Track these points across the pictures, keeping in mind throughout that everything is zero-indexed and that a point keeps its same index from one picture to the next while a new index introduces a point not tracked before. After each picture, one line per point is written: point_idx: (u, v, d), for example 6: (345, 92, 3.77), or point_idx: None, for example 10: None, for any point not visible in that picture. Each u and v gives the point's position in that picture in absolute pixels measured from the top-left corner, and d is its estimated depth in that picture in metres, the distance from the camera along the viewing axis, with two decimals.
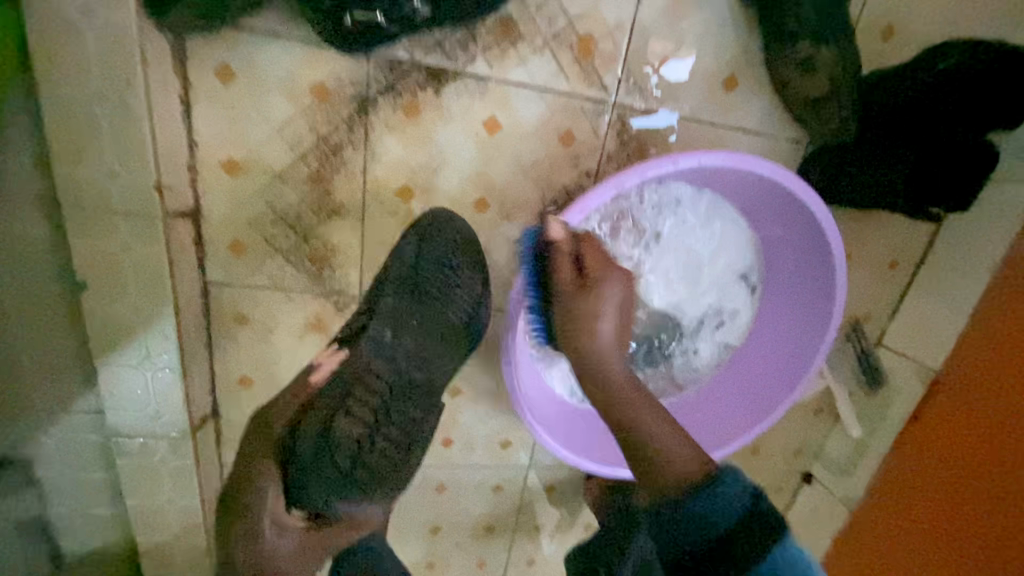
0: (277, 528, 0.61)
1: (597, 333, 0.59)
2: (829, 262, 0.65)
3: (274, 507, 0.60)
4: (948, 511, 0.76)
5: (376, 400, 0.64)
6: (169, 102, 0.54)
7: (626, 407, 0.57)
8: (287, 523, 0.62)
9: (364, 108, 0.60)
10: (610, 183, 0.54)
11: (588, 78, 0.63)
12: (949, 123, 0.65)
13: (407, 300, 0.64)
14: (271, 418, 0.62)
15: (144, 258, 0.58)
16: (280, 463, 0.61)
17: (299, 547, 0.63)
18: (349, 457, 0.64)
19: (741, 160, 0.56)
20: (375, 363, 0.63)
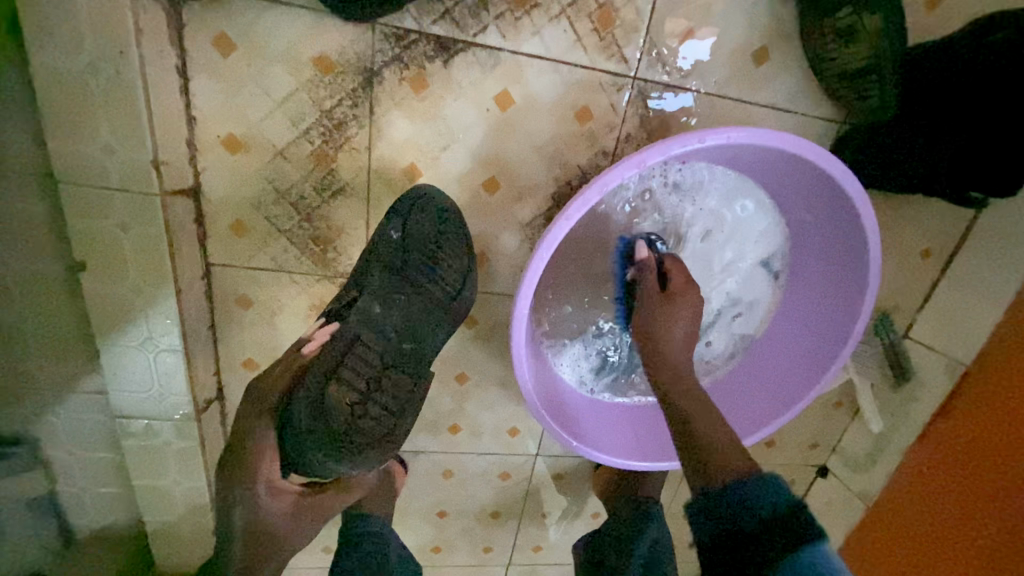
0: (273, 498, 0.58)
1: (670, 331, 0.58)
2: (861, 250, 0.61)
3: (268, 475, 0.57)
4: (957, 515, 0.74)
5: (365, 371, 0.57)
6: (165, 74, 0.52)
7: (679, 380, 0.56)
8: (283, 491, 0.59)
9: (369, 81, 0.56)
10: (630, 162, 0.50)
11: (607, 50, 0.59)
12: (1004, 100, 0.57)
13: (399, 266, 0.59)
14: (264, 387, 0.56)
15: (144, 238, 0.56)
16: (277, 428, 0.56)
17: (292, 515, 0.60)
18: (342, 424, 0.56)
19: (772, 138, 0.52)
20: (367, 333, 0.57)
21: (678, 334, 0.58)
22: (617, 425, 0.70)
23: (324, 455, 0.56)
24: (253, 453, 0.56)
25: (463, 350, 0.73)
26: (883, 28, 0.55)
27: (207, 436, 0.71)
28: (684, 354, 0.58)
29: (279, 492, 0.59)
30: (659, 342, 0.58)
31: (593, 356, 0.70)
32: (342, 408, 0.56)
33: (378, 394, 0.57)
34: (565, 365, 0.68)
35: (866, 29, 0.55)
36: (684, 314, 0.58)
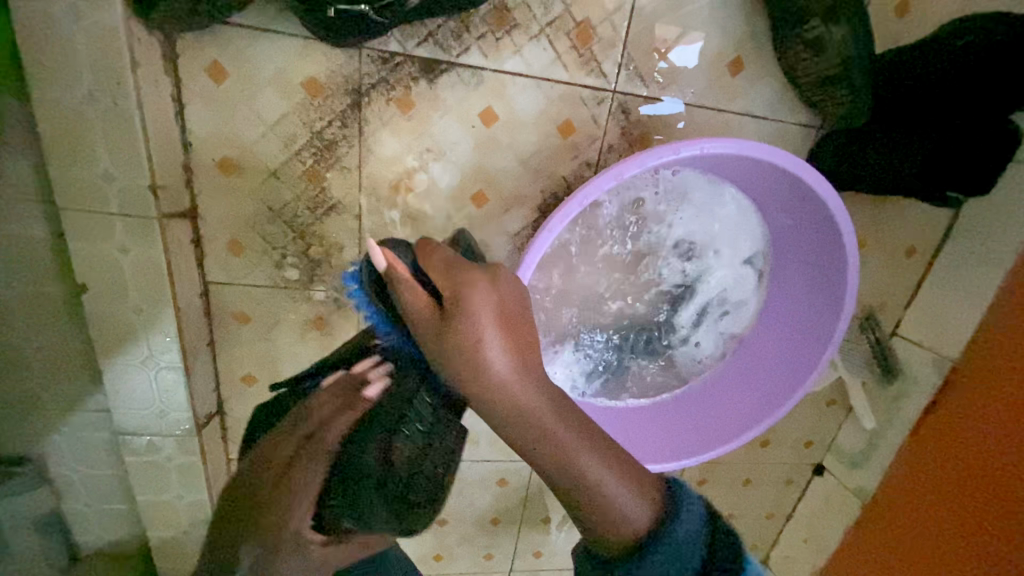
0: (294, 560, 0.48)
1: (482, 357, 0.42)
2: (839, 250, 0.62)
3: (297, 522, 0.48)
4: (951, 522, 0.71)
5: (421, 425, 0.53)
6: (161, 102, 0.54)
7: (545, 442, 0.41)
8: (307, 548, 0.48)
9: (356, 102, 0.58)
10: (607, 175, 0.52)
11: (587, 66, 0.61)
12: (962, 105, 0.60)
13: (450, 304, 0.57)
14: (315, 426, 0.52)
15: (143, 260, 0.58)
16: (326, 478, 0.51)
17: (322, 566, 0.50)
18: (397, 483, 0.52)
19: (744, 147, 0.54)
20: (428, 385, 0.53)
21: (492, 360, 0.42)
22: (615, 431, 0.71)
23: (377, 511, 0.51)
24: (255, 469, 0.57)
25: None
26: (848, 39, 0.55)
27: (209, 450, 0.72)
28: (514, 394, 0.42)
29: (304, 551, 0.48)
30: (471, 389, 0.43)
31: (585, 362, 0.71)
32: (399, 467, 0.52)
33: (438, 445, 0.54)
34: (559, 373, 0.69)
35: (831, 41, 0.56)
36: (501, 336, 0.43)
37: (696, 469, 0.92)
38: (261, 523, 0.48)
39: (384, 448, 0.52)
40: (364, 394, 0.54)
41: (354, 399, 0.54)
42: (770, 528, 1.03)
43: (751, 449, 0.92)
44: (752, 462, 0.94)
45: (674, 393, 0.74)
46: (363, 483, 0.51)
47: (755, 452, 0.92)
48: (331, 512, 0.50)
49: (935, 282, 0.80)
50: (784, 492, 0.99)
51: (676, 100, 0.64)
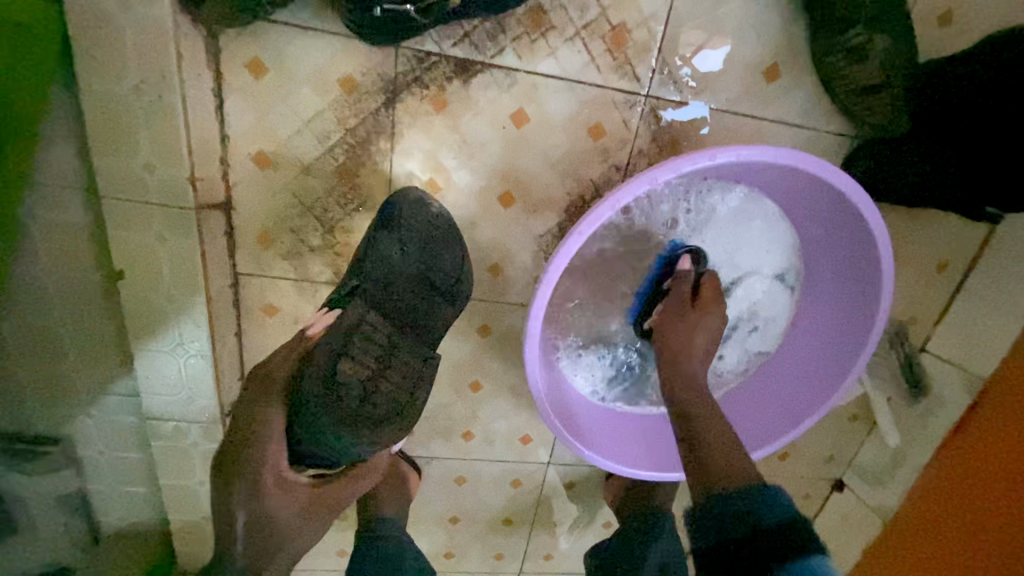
0: (282, 493, 0.55)
1: (690, 363, 0.58)
2: (874, 265, 0.61)
3: (276, 461, 0.54)
4: (991, 549, 0.70)
5: (379, 343, 0.59)
6: (203, 97, 0.55)
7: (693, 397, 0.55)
8: (294, 484, 0.56)
9: (390, 100, 0.59)
10: (642, 179, 0.52)
11: (620, 69, 0.61)
12: (1000, 126, 0.59)
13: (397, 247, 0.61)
14: (269, 371, 0.55)
15: (179, 249, 0.59)
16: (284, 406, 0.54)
17: (305, 507, 0.57)
18: (355, 399, 0.56)
19: (781, 156, 0.53)
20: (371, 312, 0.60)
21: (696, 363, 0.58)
22: (630, 437, 0.71)
23: (331, 429, 0.55)
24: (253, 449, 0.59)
25: (477, 359, 0.75)
26: (889, 47, 0.57)
27: None
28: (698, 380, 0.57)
29: (287, 484, 0.55)
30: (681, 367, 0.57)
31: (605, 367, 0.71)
32: (348, 391, 0.56)
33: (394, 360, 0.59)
34: (577, 376, 0.69)
35: (873, 49, 0.57)
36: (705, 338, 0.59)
37: None
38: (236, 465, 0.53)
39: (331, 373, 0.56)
40: (309, 334, 0.57)
41: (300, 341, 0.56)
42: None
43: (769, 461, 0.90)
44: (769, 475, 0.92)
45: None
46: (311, 407, 0.54)
47: (773, 464, 0.91)
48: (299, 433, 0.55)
49: (968, 299, 0.78)
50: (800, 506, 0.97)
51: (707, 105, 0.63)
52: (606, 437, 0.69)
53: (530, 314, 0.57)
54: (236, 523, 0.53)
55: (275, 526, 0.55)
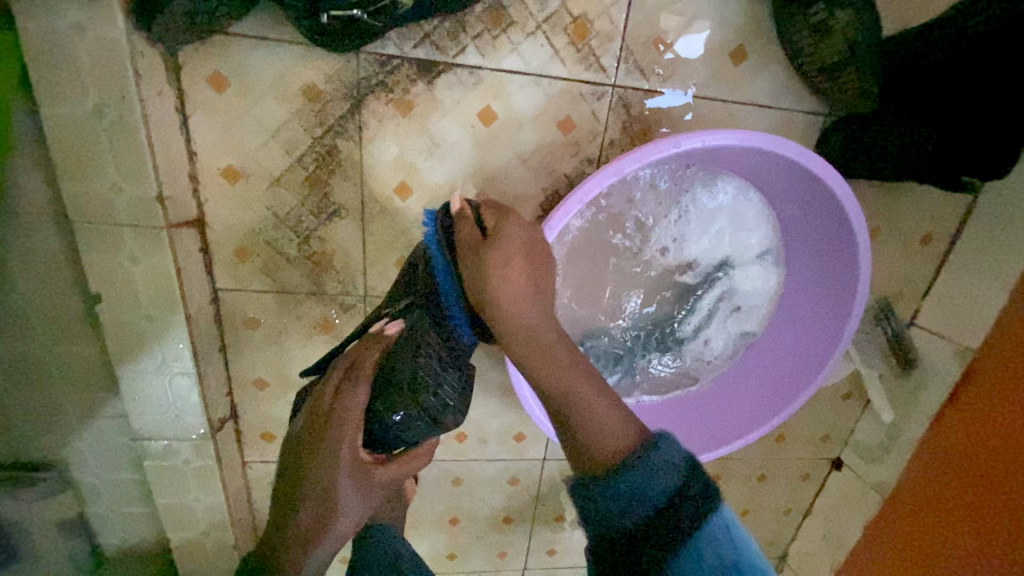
0: (356, 480, 0.55)
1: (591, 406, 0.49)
2: (852, 241, 0.61)
3: (348, 449, 0.55)
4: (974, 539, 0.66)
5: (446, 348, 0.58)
6: (165, 115, 0.55)
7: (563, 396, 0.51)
8: (366, 473, 0.56)
9: (356, 106, 0.59)
10: (608, 170, 0.52)
11: (585, 61, 0.60)
12: (964, 83, 0.56)
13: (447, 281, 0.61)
14: (357, 357, 0.56)
15: (154, 268, 0.59)
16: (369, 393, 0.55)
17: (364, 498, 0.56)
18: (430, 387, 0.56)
19: (748, 138, 0.52)
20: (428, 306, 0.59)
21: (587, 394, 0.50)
22: None
23: (411, 408, 0.55)
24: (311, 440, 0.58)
25: None
26: (854, 23, 0.54)
27: (223, 453, 0.73)
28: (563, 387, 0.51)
29: (360, 471, 0.56)
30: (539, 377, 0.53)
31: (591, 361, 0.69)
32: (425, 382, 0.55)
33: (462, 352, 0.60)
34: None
35: (837, 25, 0.55)
36: (612, 400, 0.50)
37: (708, 465, 0.91)
38: (326, 431, 0.55)
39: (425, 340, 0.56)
40: (384, 333, 0.57)
41: (379, 338, 0.56)
42: (787, 524, 1.01)
43: (765, 444, 0.90)
44: (766, 458, 0.92)
45: (683, 392, 0.73)
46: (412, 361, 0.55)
47: (770, 448, 0.91)
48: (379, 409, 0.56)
49: (953, 270, 0.78)
50: (800, 486, 0.97)
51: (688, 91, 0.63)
52: None
53: None
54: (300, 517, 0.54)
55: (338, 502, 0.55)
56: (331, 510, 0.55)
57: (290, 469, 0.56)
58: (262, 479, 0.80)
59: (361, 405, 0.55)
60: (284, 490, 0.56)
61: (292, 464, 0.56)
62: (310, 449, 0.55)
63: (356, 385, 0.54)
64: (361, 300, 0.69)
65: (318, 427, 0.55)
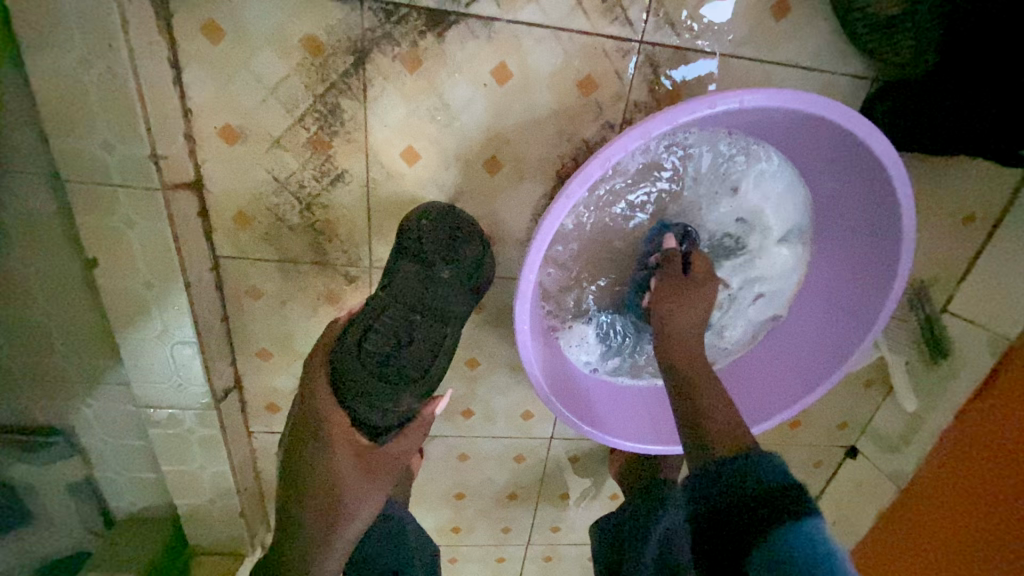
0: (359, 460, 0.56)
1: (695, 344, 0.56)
2: (892, 218, 0.56)
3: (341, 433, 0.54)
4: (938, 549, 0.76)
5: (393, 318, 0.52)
6: (156, 65, 0.51)
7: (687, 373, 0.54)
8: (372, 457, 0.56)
9: (360, 61, 0.54)
10: (636, 132, 0.47)
11: (610, 13, 0.55)
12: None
13: (414, 248, 0.55)
14: (317, 347, 0.56)
15: (151, 232, 0.56)
16: (329, 379, 0.54)
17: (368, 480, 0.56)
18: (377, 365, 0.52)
19: (791, 99, 0.47)
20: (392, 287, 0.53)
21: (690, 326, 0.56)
22: (634, 412, 0.68)
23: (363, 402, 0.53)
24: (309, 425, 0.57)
25: (472, 336, 0.72)
26: None
27: (228, 422, 0.73)
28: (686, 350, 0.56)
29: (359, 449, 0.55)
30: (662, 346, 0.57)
31: (603, 340, 0.67)
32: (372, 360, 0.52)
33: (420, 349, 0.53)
34: (571, 349, 0.65)
35: None
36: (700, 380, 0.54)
37: None
38: (311, 429, 0.55)
39: (381, 324, 0.52)
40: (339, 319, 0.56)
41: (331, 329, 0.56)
42: None
43: (780, 429, 0.88)
44: (779, 443, 0.90)
45: None
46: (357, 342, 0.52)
47: (784, 433, 0.88)
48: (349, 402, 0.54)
49: (996, 253, 0.72)
50: (812, 473, 0.95)
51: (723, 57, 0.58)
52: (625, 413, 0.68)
53: (518, 287, 0.53)
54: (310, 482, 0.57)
55: (340, 483, 0.56)
56: (335, 488, 0.56)
57: (296, 453, 0.58)
58: (268, 449, 0.80)
59: (326, 394, 0.54)
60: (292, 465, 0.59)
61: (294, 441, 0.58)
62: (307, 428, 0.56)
63: (314, 375, 0.54)
64: (367, 271, 0.66)
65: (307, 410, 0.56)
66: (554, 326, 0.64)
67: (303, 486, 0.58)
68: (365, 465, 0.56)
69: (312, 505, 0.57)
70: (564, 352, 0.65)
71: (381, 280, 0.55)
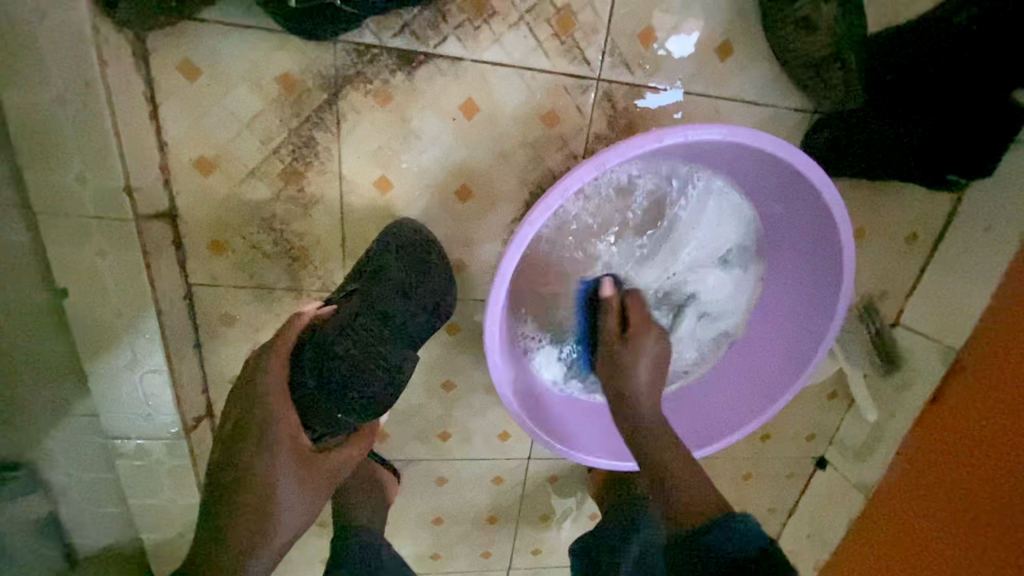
0: (305, 467, 0.57)
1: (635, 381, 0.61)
2: (832, 239, 0.61)
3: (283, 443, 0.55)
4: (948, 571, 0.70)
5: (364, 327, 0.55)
6: (133, 102, 0.53)
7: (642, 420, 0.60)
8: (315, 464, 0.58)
9: (333, 97, 0.57)
10: (590, 164, 0.50)
11: (569, 54, 0.59)
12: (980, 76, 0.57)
13: (400, 272, 0.59)
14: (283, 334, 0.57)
15: (124, 261, 0.58)
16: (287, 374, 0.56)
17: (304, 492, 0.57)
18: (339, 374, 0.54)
19: (731, 133, 0.52)
20: (365, 313, 0.56)
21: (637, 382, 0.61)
22: (599, 425, 0.70)
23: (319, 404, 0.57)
24: (245, 438, 0.55)
25: (448, 357, 0.74)
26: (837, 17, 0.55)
27: (199, 452, 0.72)
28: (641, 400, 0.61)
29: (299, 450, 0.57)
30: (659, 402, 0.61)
31: (565, 354, 0.69)
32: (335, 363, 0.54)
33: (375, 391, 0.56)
34: (534, 362, 0.67)
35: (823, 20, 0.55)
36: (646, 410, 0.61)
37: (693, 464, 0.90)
38: (250, 437, 0.55)
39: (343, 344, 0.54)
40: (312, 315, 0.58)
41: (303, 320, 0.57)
42: (772, 523, 1.01)
43: (751, 443, 0.90)
44: (751, 456, 0.92)
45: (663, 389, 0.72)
46: (318, 353, 0.54)
47: (755, 445, 0.90)
48: (306, 397, 0.56)
49: (938, 270, 0.78)
50: (785, 486, 0.97)
51: (677, 92, 0.63)
52: (594, 432, 0.70)
53: (486, 310, 0.55)
54: (242, 501, 0.54)
55: (276, 492, 0.55)
56: (268, 502, 0.55)
57: (220, 470, 0.56)
58: None
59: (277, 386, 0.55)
60: (214, 483, 0.56)
61: (223, 458, 0.56)
62: (244, 439, 0.55)
63: (268, 370, 0.56)
64: None
65: (242, 422, 0.56)
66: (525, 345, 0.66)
67: (227, 503, 0.55)
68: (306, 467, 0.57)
69: (242, 524, 0.54)
70: (535, 369, 0.67)
71: (360, 287, 0.59)
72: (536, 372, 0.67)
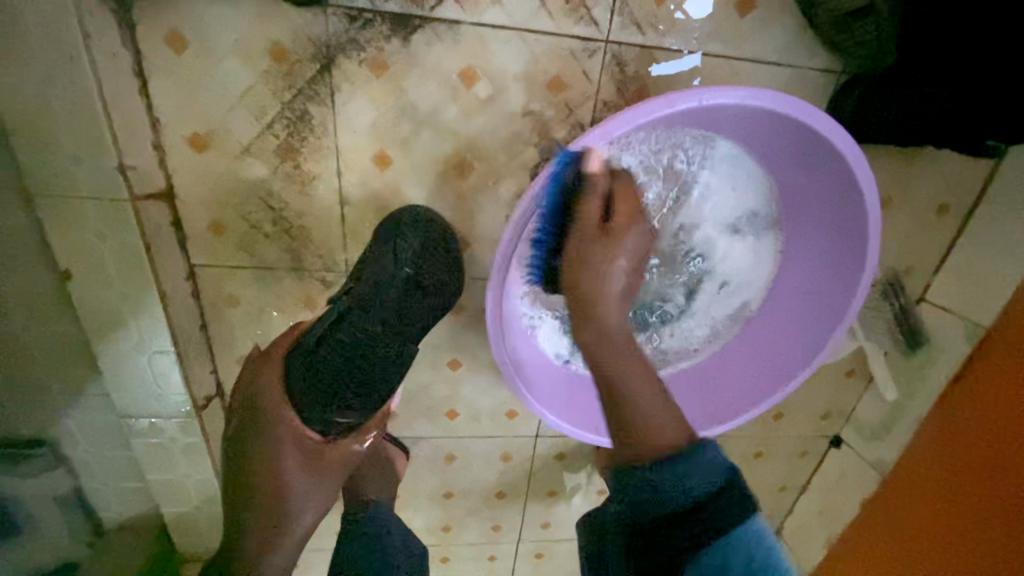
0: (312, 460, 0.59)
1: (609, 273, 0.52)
2: (857, 210, 0.57)
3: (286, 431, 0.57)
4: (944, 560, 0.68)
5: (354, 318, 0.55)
6: (120, 77, 0.51)
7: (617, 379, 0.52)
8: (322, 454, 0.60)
9: (326, 67, 0.54)
10: (596, 132, 0.48)
11: (575, 13, 0.55)
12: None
13: (389, 259, 0.56)
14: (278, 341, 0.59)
15: (125, 244, 0.57)
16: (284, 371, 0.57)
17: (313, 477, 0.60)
18: (332, 364, 0.55)
19: (749, 97, 0.48)
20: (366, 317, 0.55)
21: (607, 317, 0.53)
22: None
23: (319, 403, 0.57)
24: (253, 426, 0.57)
25: (453, 336, 0.73)
26: None
27: (211, 430, 0.73)
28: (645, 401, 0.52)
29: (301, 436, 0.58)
30: (595, 310, 0.52)
31: (574, 333, 0.67)
32: (330, 354, 0.54)
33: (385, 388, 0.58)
34: (541, 340, 0.66)
35: None
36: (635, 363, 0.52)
37: None
38: (261, 428, 0.57)
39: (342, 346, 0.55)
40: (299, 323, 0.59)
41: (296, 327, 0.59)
42: (782, 499, 1.01)
43: (764, 421, 0.89)
44: (764, 435, 0.90)
45: (676, 368, 0.70)
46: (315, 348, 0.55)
47: (768, 424, 0.89)
48: (303, 394, 0.57)
49: (970, 242, 0.73)
50: (798, 464, 0.96)
51: (692, 55, 0.58)
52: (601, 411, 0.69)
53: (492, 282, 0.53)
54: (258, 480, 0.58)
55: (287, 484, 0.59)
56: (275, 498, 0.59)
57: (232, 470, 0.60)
58: None
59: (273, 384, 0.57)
60: (232, 463, 0.60)
61: (235, 442, 0.59)
62: (252, 425, 0.57)
63: (268, 367, 0.57)
64: (344, 276, 0.66)
65: (249, 413, 0.58)
66: (534, 324, 0.65)
67: (244, 474, 0.59)
68: (310, 463, 0.59)
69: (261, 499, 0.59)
70: (543, 348, 0.66)
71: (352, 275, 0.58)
72: (545, 352, 0.66)
